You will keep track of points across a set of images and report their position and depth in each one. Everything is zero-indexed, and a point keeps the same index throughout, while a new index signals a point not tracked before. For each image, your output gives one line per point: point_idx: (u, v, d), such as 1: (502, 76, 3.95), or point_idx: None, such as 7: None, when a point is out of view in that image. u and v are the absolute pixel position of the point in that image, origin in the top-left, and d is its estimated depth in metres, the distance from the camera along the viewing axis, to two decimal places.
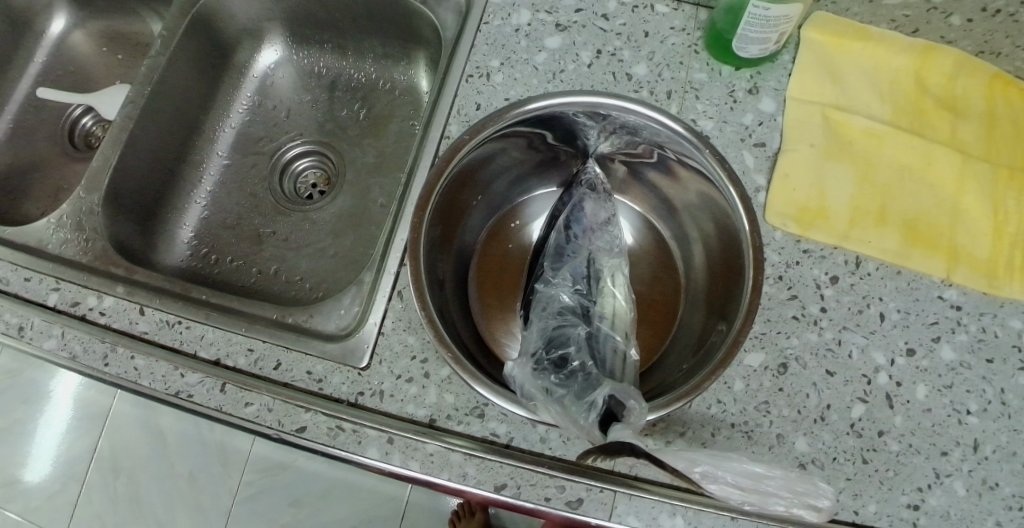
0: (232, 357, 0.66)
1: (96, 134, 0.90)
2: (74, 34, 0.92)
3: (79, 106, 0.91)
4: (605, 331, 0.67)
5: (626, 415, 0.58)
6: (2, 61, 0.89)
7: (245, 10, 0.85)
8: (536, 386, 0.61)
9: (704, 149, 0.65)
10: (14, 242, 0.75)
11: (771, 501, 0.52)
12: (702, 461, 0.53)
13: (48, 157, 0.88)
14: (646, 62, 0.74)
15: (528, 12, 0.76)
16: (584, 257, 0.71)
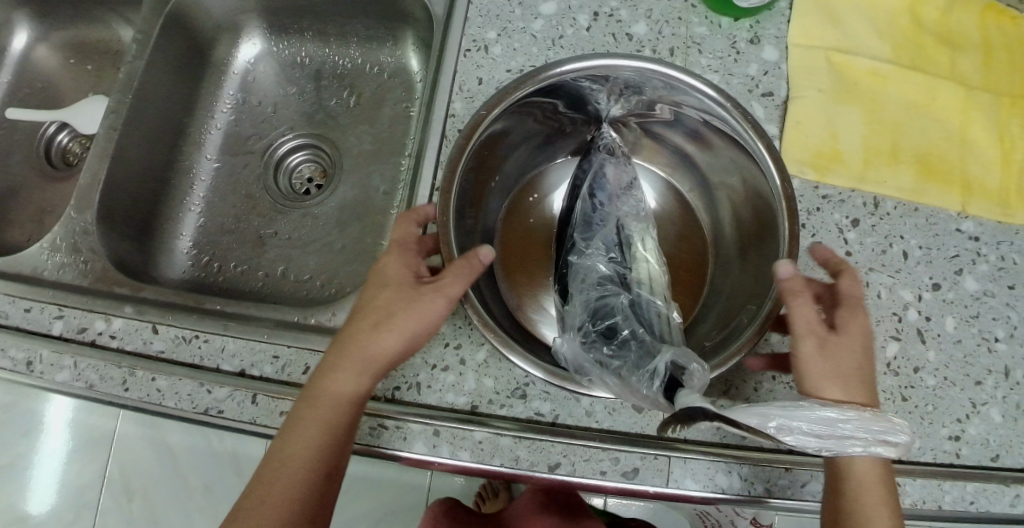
0: (258, 366, 0.63)
1: (75, 151, 0.87)
2: (38, 48, 0.87)
3: (53, 123, 0.87)
4: (645, 296, 0.68)
5: (688, 378, 0.59)
6: None
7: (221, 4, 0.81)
8: (590, 361, 0.61)
9: (726, 104, 0.65)
10: (7, 272, 0.72)
11: (847, 444, 0.54)
12: (774, 415, 0.53)
13: (29, 180, 0.85)
14: (644, 20, 0.72)
15: None
16: (613, 225, 0.71)
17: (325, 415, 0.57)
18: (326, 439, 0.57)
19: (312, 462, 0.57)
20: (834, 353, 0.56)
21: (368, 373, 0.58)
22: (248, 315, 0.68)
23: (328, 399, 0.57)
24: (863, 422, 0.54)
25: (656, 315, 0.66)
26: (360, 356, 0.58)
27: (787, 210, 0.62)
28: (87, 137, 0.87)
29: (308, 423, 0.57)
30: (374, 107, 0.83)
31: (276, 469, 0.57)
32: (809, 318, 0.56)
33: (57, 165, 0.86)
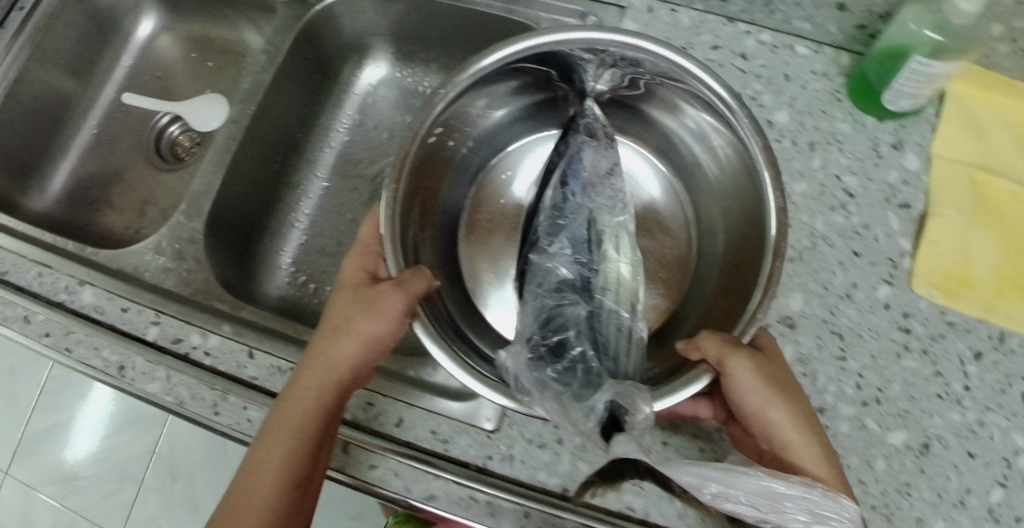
0: (351, 410, 0.63)
1: (183, 144, 0.87)
2: (160, 38, 0.89)
3: (166, 115, 0.88)
4: (607, 306, 0.66)
5: (626, 423, 0.58)
6: (88, 64, 0.86)
7: (354, 25, 0.81)
8: (531, 379, 0.60)
9: (728, 101, 0.61)
10: (107, 267, 0.72)
11: (789, 518, 0.54)
12: (714, 479, 0.54)
13: (133, 166, 0.86)
14: (787, 109, 0.70)
15: (663, 47, 0.72)
16: (585, 219, 0.68)
17: (299, 415, 0.57)
18: (303, 441, 0.57)
19: (289, 462, 0.56)
20: (761, 368, 0.58)
21: (339, 374, 0.59)
22: None
23: (303, 400, 0.58)
24: (811, 499, 0.54)
25: (614, 328, 0.65)
26: (331, 357, 0.59)
27: (773, 249, 0.59)
28: (197, 133, 0.88)
29: (280, 425, 0.57)
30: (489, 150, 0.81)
31: (254, 471, 0.56)
32: (717, 351, 0.57)
33: (164, 157, 0.87)
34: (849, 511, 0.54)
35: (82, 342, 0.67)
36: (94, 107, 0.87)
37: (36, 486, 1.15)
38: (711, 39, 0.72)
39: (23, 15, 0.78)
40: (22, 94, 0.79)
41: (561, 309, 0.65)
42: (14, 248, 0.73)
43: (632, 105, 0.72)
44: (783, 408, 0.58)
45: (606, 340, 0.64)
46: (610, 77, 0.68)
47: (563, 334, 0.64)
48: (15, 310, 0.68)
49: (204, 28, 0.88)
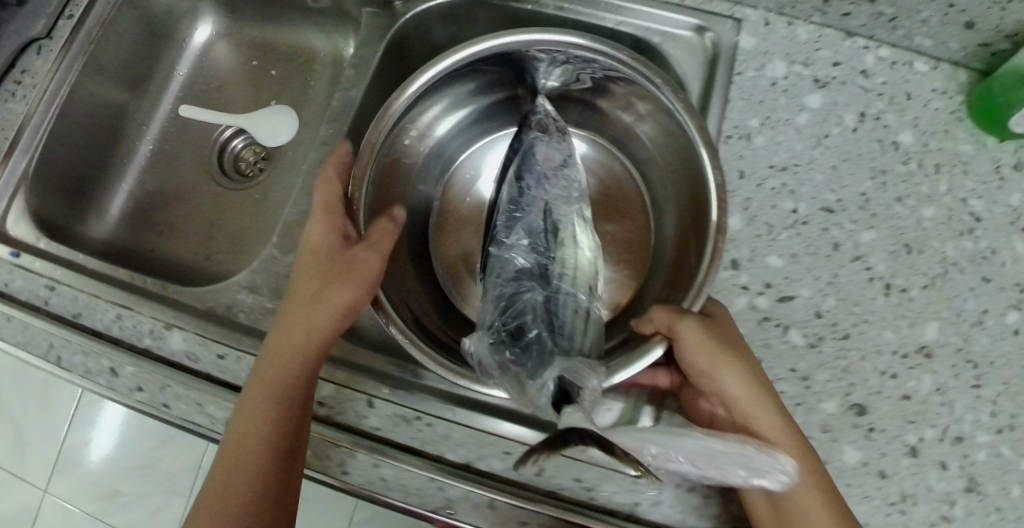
0: (487, 460, 0.59)
1: (247, 160, 0.82)
2: (216, 45, 0.85)
3: (230, 127, 0.83)
4: (565, 291, 0.67)
5: (581, 394, 0.58)
6: (144, 73, 0.81)
7: (445, 34, 0.76)
8: (491, 360, 0.60)
9: (647, 66, 0.64)
10: (196, 308, 0.65)
11: (730, 474, 0.55)
12: (654, 441, 0.55)
13: (194, 185, 0.80)
14: (911, 129, 0.68)
15: (784, 63, 0.69)
16: (540, 210, 0.70)
17: (247, 416, 0.56)
18: (257, 438, 0.55)
19: (253, 463, 0.55)
20: (718, 336, 0.58)
21: (296, 366, 0.57)
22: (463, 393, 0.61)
23: (254, 399, 0.56)
24: (744, 455, 0.56)
25: (569, 310, 0.66)
26: (279, 353, 0.57)
27: (715, 225, 0.59)
28: (263, 148, 0.83)
29: (238, 427, 0.56)
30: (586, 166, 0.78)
31: (215, 478, 0.55)
32: (664, 322, 0.58)
33: (227, 172, 0.81)
34: (785, 476, 0.55)
35: (181, 397, 0.61)
36: (152, 121, 0.82)
37: (77, 503, 1.11)
38: (831, 55, 0.70)
39: (76, 24, 0.73)
40: (79, 111, 0.74)
41: (517, 294, 0.67)
42: (84, 288, 0.65)
43: (592, 102, 0.75)
44: (734, 373, 0.58)
45: (556, 323, 0.65)
46: (560, 73, 0.72)
47: (519, 321, 0.65)
48: (100, 362, 0.62)
49: (266, 32, 0.84)
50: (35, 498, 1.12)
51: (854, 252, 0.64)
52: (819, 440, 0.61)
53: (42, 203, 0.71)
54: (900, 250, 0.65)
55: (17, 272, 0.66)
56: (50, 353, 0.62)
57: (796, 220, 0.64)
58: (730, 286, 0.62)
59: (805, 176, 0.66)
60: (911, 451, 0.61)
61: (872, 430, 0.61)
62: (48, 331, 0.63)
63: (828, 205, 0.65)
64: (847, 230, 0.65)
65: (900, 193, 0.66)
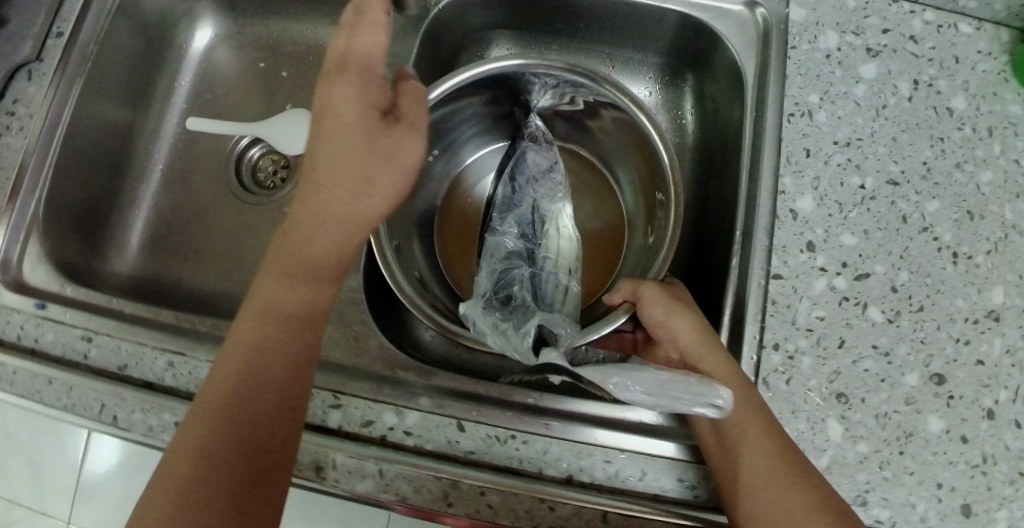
0: (588, 471, 0.58)
1: (267, 169, 0.78)
2: (216, 48, 0.80)
3: (245, 136, 0.79)
4: (548, 269, 0.74)
5: (558, 340, 0.66)
6: (144, 86, 0.77)
7: (477, 21, 0.72)
8: (486, 321, 0.67)
9: (621, 87, 0.68)
10: None
11: (674, 400, 0.57)
12: (615, 374, 0.60)
13: (213, 203, 0.76)
14: (963, 94, 0.68)
15: (835, 33, 0.68)
16: (528, 205, 0.76)
17: (208, 420, 0.49)
18: (222, 445, 0.48)
19: (214, 474, 0.48)
20: (679, 297, 0.62)
21: (274, 367, 0.51)
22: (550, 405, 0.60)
23: (214, 400, 0.50)
24: (689, 385, 0.57)
25: (549, 284, 0.73)
26: (250, 348, 0.51)
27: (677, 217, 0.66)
28: (283, 157, 0.79)
29: (193, 432, 0.49)
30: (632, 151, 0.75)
31: (157, 494, 0.47)
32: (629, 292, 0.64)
33: (246, 184, 0.77)
34: (721, 399, 0.55)
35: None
36: (158, 140, 0.78)
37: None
38: (880, 22, 0.69)
39: (66, 43, 0.69)
40: (84, 135, 0.71)
41: (508, 270, 0.73)
42: (125, 337, 0.62)
43: (580, 120, 0.78)
44: (685, 321, 0.61)
45: (540, 294, 0.72)
46: (550, 95, 0.74)
47: (508, 289, 0.72)
48: (163, 417, 0.59)
49: (270, 31, 0.79)
50: None
51: (921, 223, 0.64)
52: (905, 413, 0.61)
53: (59, 243, 0.69)
54: (963, 217, 0.65)
55: (47, 324, 0.63)
56: (104, 413, 0.60)
57: (864, 195, 0.64)
58: (808, 269, 0.62)
59: (868, 150, 0.65)
60: (989, 414, 0.62)
61: (952, 398, 0.62)
62: (96, 389, 0.60)
63: (893, 178, 0.65)
64: (913, 202, 0.65)
65: (958, 159, 0.66)
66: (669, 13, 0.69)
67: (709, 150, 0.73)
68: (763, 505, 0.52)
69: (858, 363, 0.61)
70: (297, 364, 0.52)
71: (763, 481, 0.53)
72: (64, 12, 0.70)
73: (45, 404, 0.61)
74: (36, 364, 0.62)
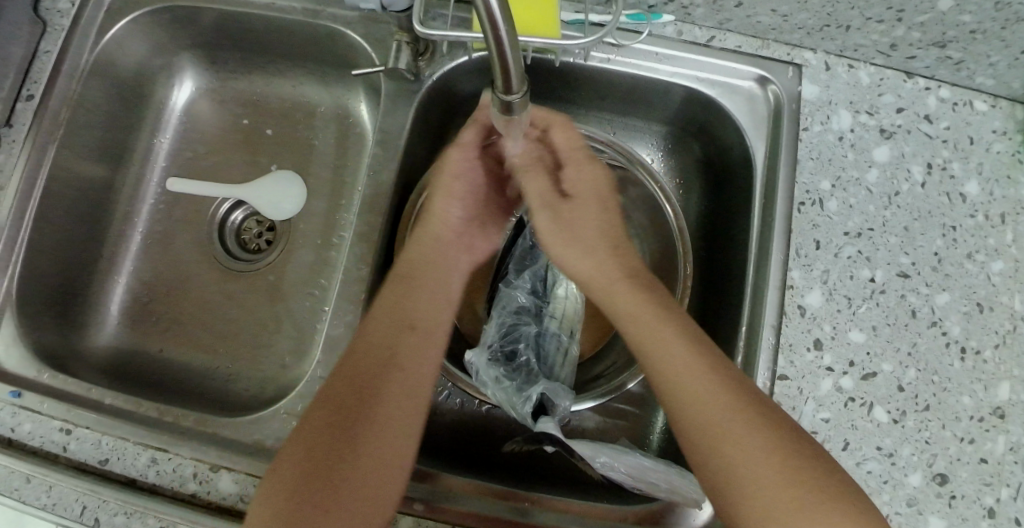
0: None
1: (252, 231, 0.76)
2: (198, 100, 0.78)
3: (227, 199, 0.76)
4: (553, 328, 0.68)
5: (555, 409, 0.63)
6: (123, 144, 0.75)
7: (473, 85, 0.69)
8: (489, 376, 0.63)
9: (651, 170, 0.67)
10: (239, 440, 0.61)
11: (651, 485, 0.58)
12: (603, 452, 0.61)
13: (198, 270, 0.74)
14: (977, 178, 0.65)
15: (849, 113, 0.65)
16: (544, 262, 0.70)
17: (311, 455, 0.50)
18: (323, 477, 0.49)
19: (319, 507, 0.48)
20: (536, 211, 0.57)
21: (382, 412, 0.52)
22: (555, 509, 0.57)
23: (321, 435, 0.51)
24: (669, 476, 0.58)
25: (553, 343, 0.68)
26: (356, 388, 0.53)
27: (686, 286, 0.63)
28: (268, 219, 0.76)
29: (299, 458, 0.50)
30: None
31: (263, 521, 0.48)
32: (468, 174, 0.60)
33: (231, 250, 0.75)
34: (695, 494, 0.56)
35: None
36: (139, 200, 0.76)
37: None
38: (894, 100, 0.66)
39: (36, 105, 0.68)
40: (57, 203, 0.69)
41: (517, 321, 0.68)
42: (106, 431, 0.61)
43: None
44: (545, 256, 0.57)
45: (544, 352, 0.67)
46: None
47: (513, 343, 0.67)
48: (148, 522, 0.59)
49: (254, 87, 0.78)
50: None
51: (930, 317, 0.62)
52: (906, 514, 0.59)
53: (33, 318, 0.67)
54: (972, 309, 0.63)
55: (24, 414, 0.62)
56: (86, 515, 0.59)
57: (874, 289, 0.62)
58: (815, 369, 0.60)
59: (879, 241, 0.63)
60: (989, 513, 0.59)
61: (953, 498, 0.59)
62: (78, 490, 0.59)
63: (904, 270, 0.63)
64: (922, 295, 0.63)
65: (969, 248, 0.64)
66: (675, 87, 0.67)
67: (714, 223, 0.71)
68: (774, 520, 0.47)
69: (862, 464, 0.60)
70: (405, 405, 0.53)
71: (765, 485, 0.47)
72: (35, 74, 0.68)
73: (25, 502, 0.60)
74: (13, 461, 0.60)
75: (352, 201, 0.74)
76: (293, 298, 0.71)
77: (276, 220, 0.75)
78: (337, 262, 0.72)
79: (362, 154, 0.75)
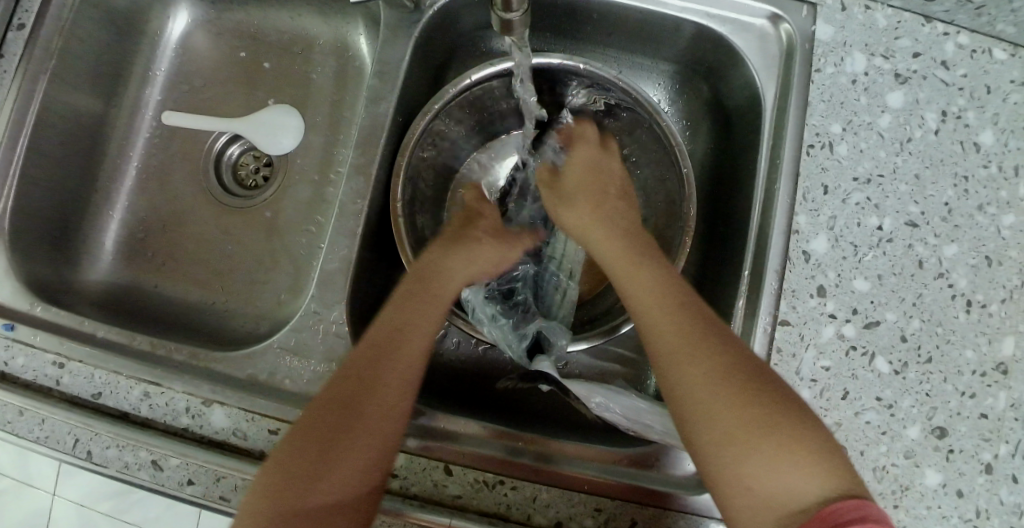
0: (578, 520, 0.55)
1: (249, 167, 0.74)
2: (194, 32, 0.76)
3: (223, 133, 0.75)
4: (551, 268, 0.68)
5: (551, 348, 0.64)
6: (117, 76, 0.73)
7: (476, 18, 0.67)
8: (485, 313, 0.63)
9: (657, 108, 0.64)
10: (233, 375, 0.60)
11: (646, 427, 0.57)
12: (597, 393, 0.61)
13: (194, 207, 0.73)
14: (992, 128, 0.62)
15: (863, 56, 0.63)
16: (544, 202, 0.71)
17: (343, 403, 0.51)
18: (335, 432, 0.50)
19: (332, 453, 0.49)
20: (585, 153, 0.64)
21: (393, 367, 0.53)
22: (549, 449, 0.57)
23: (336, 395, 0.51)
24: (664, 419, 0.57)
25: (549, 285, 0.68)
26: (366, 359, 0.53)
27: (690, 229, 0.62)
28: (265, 154, 0.75)
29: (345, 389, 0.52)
30: (646, 170, 0.70)
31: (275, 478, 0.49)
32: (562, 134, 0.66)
33: (227, 186, 0.74)
34: None
35: (238, 489, 0.56)
36: (135, 135, 0.74)
37: (91, 503, 1.06)
38: (910, 44, 0.63)
39: (28, 36, 0.65)
40: (50, 135, 0.67)
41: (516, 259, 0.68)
42: (98, 364, 0.60)
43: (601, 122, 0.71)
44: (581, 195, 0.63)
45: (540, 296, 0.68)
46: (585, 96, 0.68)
47: (511, 282, 0.67)
48: (140, 455, 0.58)
49: (251, 19, 0.75)
50: (44, 503, 1.07)
51: (937, 268, 0.61)
52: (903, 466, 0.58)
53: (24, 252, 0.65)
54: (981, 263, 0.61)
55: (17, 347, 0.61)
56: (79, 448, 0.58)
57: (881, 237, 0.61)
58: (818, 315, 0.59)
59: (889, 189, 0.61)
60: (986, 468, 0.58)
61: (951, 452, 0.58)
62: (70, 422, 0.59)
63: (913, 219, 0.61)
64: (930, 245, 0.61)
65: (980, 200, 0.62)
66: (685, 23, 0.65)
67: (721, 169, 0.70)
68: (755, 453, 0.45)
69: (861, 414, 0.59)
70: (417, 356, 0.54)
71: (737, 422, 0.46)
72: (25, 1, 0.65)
73: (18, 434, 0.59)
74: (5, 393, 0.59)
75: (350, 136, 0.72)
76: (290, 235, 0.70)
77: (273, 155, 0.73)
78: (335, 199, 0.71)
79: (361, 89, 0.73)
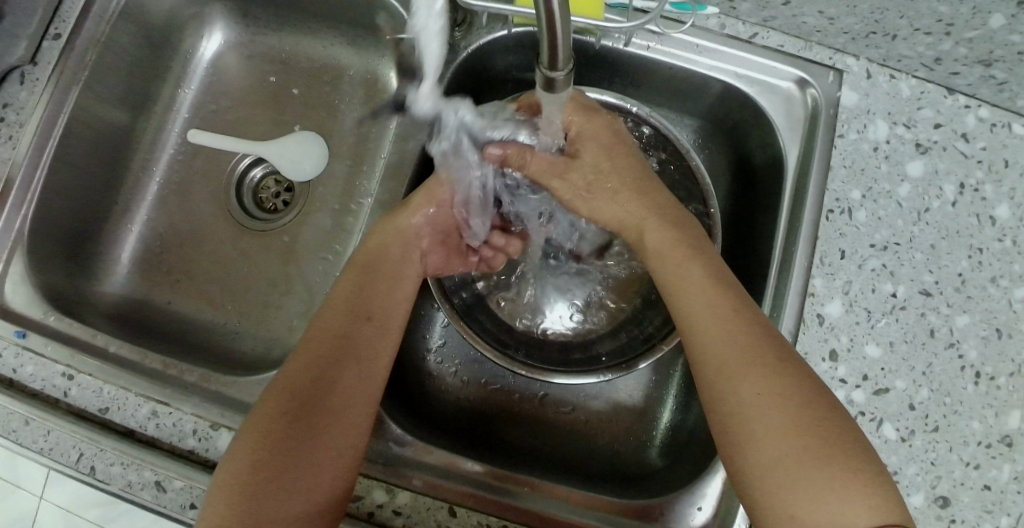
0: None
1: (270, 191, 0.75)
2: (225, 53, 0.77)
3: (247, 155, 0.75)
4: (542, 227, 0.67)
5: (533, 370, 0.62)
6: (146, 92, 0.74)
7: (507, 61, 0.68)
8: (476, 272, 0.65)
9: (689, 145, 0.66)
10: (242, 399, 0.60)
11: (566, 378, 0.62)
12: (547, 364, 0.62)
13: (213, 225, 0.73)
14: (1009, 202, 0.63)
15: (885, 124, 0.64)
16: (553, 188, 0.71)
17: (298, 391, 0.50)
18: (307, 425, 0.49)
19: (304, 446, 0.49)
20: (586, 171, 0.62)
21: (347, 364, 0.52)
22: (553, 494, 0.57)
23: (301, 383, 0.51)
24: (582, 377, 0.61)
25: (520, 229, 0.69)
26: (331, 348, 0.53)
27: None
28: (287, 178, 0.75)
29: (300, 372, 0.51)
30: None
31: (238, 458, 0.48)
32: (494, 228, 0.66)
33: (247, 207, 0.74)
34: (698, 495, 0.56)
35: None
36: (159, 149, 0.75)
37: (78, 508, 1.06)
38: (932, 115, 0.64)
39: (63, 45, 0.66)
40: (77, 144, 0.67)
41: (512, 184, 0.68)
42: (108, 379, 0.60)
43: None
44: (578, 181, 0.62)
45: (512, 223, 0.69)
46: None
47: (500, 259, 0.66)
48: (143, 475, 0.58)
49: (284, 44, 0.76)
50: (30, 506, 1.06)
51: (948, 338, 0.61)
52: None
53: (40, 260, 0.65)
54: (991, 335, 0.61)
55: (27, 356, 0.61)
56: (82, 462, 0.58)
57: (895, 304, 0.61)
58: (828, 379, 0.60)
59: (904, 257, 0.62)
60: None
61: (953, 522, 0.58)
62: (75, 436, 0.58)
63: (926, 288, 0.62)
64: (942, 315, 0.61)
65: (994, 272, 0.62)
66: (714, 82, 0.67)
67: (741, 223, 0.70)
68: (797, 476, 0.44)
69: None
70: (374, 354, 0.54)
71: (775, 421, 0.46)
72: (64, 12, 0.66)
73: (21, 444, 0.59)
74: (13, 402, 0.59)
75: (373, 166, 0.73)
76: (307, 260, 0.71)
77: (295, 181, 0.74)
78: (354, 228, 0.71)
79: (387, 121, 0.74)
